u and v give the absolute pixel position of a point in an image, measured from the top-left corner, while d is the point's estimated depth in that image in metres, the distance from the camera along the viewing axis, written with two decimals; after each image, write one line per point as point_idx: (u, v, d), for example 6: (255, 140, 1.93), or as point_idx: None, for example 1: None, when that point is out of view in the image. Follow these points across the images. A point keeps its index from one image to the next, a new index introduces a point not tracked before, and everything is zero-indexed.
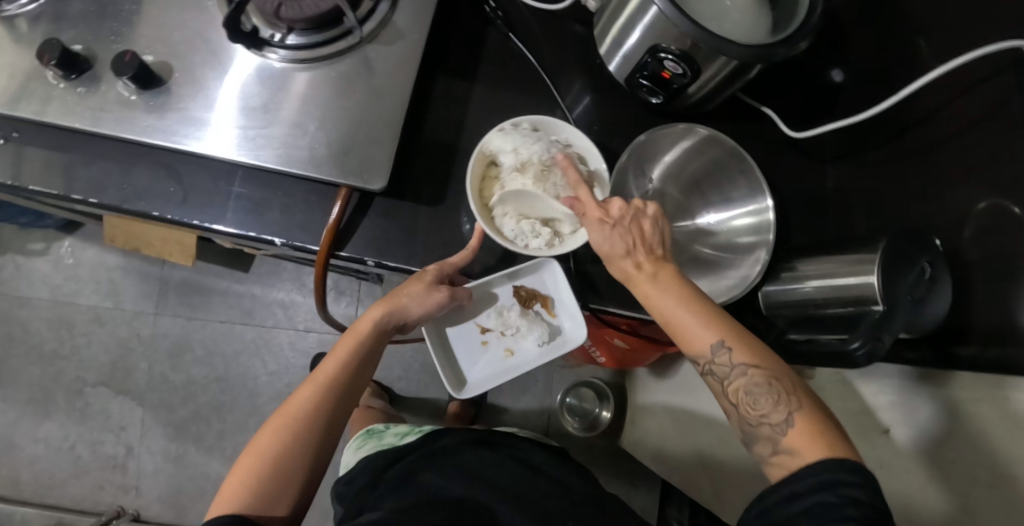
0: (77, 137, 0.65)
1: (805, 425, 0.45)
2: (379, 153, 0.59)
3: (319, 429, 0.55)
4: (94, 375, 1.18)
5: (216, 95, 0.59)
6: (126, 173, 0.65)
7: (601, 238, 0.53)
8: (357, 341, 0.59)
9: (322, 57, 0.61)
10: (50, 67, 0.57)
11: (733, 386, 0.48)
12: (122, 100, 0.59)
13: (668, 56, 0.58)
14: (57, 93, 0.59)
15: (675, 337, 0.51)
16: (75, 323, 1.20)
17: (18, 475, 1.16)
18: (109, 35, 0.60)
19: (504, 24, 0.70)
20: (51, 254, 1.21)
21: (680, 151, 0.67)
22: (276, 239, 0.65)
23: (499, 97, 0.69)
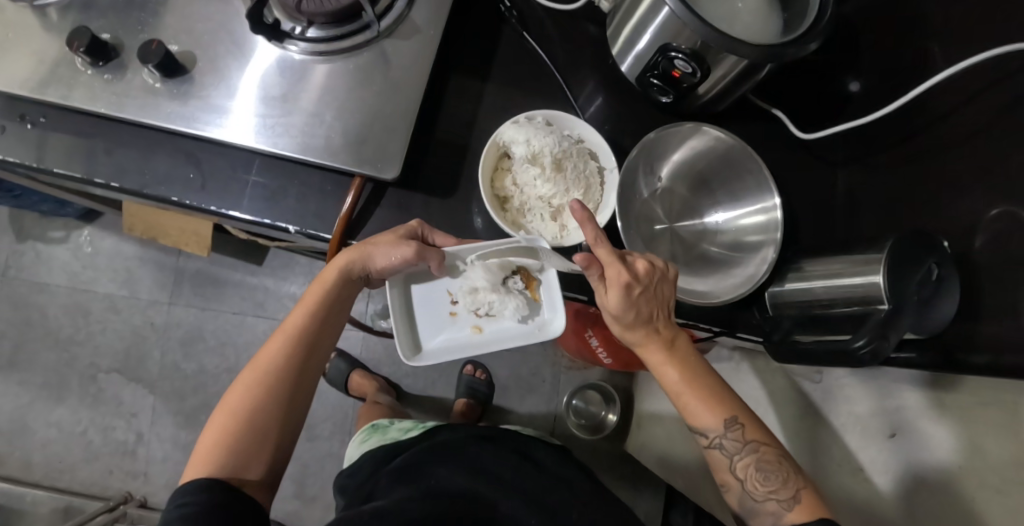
0: (102, 122, 0.68)
1: (807, 501, 0.52)
2: (393, 144, 0.61)
3: (289, 385, 0.56)
4: (108, 361, 1.21)
5: (236, 84, 0.61)
6: (147, 159, 0.67)
7: (625, 303, 0.52)
8: (322, 292, 0.59)
9: (340, 50, 0.62)
10: (79, 54, 0.59)
11: (742, 461, 0.54)
12: (147, 87, 0.61)
13: (678, 55, 0.59)
14: (84, 78, 0.61)
15: (694, 412, 0.54)
16: (91, 310, 1.22)
17: (31, 457, 1.19)
18: (135, 24, 0.62)
19: (518, 23, 0.71)
20: (71, 242, 1.24)
21: (689, 149, 0.68)
22: (290, 226, 0.66)
23: (512, 94, 0.70)
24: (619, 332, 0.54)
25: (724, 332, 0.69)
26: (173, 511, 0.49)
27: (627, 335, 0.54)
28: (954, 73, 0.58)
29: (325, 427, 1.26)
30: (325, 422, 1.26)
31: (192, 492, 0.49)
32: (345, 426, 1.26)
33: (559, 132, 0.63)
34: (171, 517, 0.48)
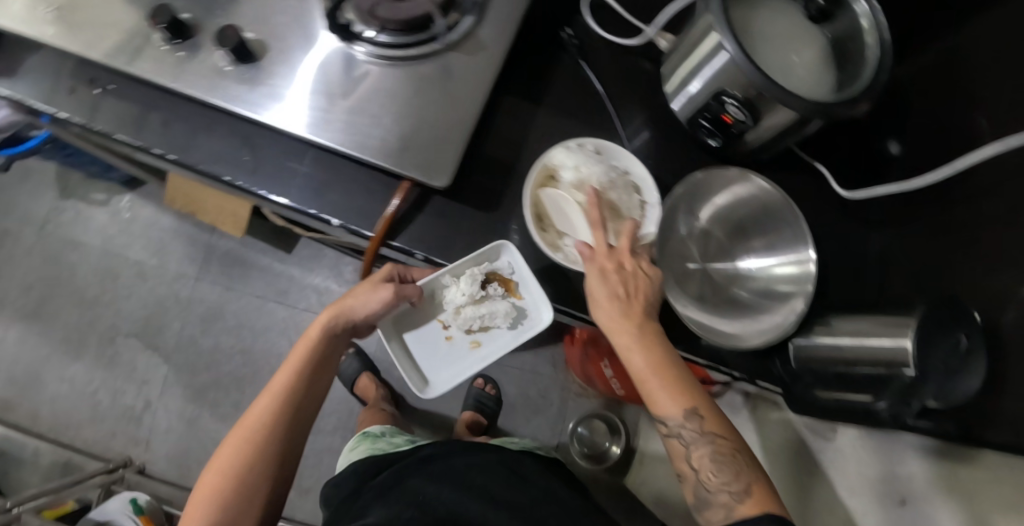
0: (169, 97, 0.71)
1: (758, 496, 0.49)
2: (444, 154, 0.63)
3: (277, 434, 0.59)
4: (128, 326, 1.23)
5: (303, 78, 0.64)
6: (206, 137, 0.70)
7: (601, 284, 0.57)
8: (308, 346, 0.62)
9: (404, 57, 0.64)
10: (160, 29, 0.62)
11: (695, 451, 0.52)
12: (217, 69, 0.64)
13: (732, 101, 0.61)
14: (160, 53, 0.64)
15: (653, 395, 0.53)
16: (120, 274, 1.25)
17: (39, 410, 1.21)
18: (215, 9, 0.65)
19: (577, 52, 0.73)
20: (111, 206, 1.28)
21: (732, 195, 0.68)
22: (334, 220, 0.68)
23: (563, 121, 0.72)
24: (597, 306, 0.57)
25: (744, 380, 0.70)
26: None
27: (605, 310, 0.56)
28: (1001, 147, 0.56)
29: (328, 420, 1.26)
30: (330, 416, 1.26)
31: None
32: (348, 423, 1.26)
33: (607, 161, 0.65)
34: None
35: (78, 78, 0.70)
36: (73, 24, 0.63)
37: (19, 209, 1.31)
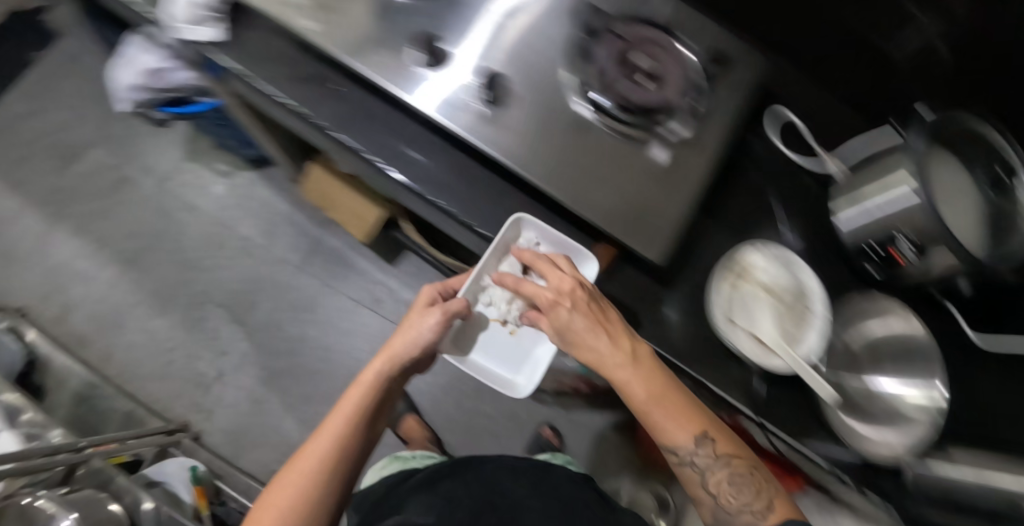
0: (394, 112, 0.75)
1: (783, 510, 0.56)
2: (659, 229, 0.64)
3: (334, 472, 0.62)
4: (219, 295, 1.26)
5: (537, 126, 0.66)
6: (423, 157, 0.73)
7: (578, 317, 0.61)
8: (363, 391, 0.66)
9: (629, 130, 0.67)
10: (421, 54, 0.67)
11: (715, 476, 0.58)
12: (460, 98, 0.66)
13: (903, 238, 0.66)
14: (408, 71, 0.67)
15: (660, 427, 0.58)
16: (224, 245, 1.29)
17: (112, 352, 1.24)
18: (465, 42, 0.69)
19: (763, 161, 0.78)
20: (232, 179, 1.33)
21: (885, 323, 0.73)
22: (537, 277, 0.74)
23: (742, 218, 0.76)
24: (595, 345, 0.59)
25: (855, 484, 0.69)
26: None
27: (572, 317, 0.61)
28: None
29: None
30: None
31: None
32: None
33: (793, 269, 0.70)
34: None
35: (307, 70, 0.76)
36: (336, 30, 0.68)
37: (144, 160, 1.37)
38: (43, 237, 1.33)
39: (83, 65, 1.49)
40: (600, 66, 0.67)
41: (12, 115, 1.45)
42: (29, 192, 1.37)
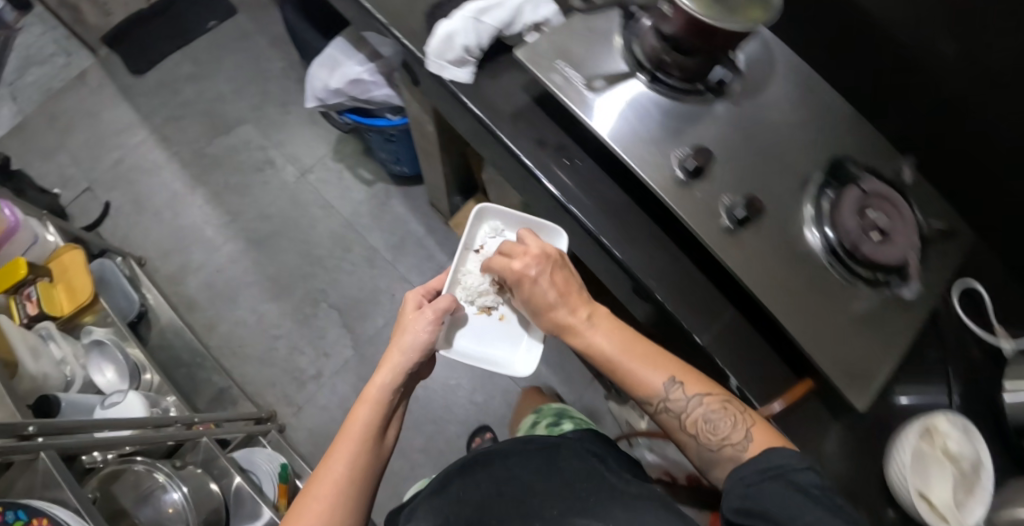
0: (627, 196, 0.72)
1: (761, 437, 0.56)
2: (875, 375, 0.65)
3: (350, 492, 0.58)
4: (335, 297, 1.28)
5: (776, 249, 0.66)
6: (651, 249, 0.70)
7: (539, 284, 0.65)
8: (367, 411, 0.61)
9: (855, 274, 0.67)
10: (685, 164, 0.65)
11: (692, 416, 0.59)
12: (716, 213, 0.65)
13: None
14: (671, 173, 0.65)
15: (634, 377, 0.60)
16: (351, 249, 1.31)
17: (218, 322, 1.27)
18: (725, 156, 0.68)
19: (953, 329, 0.75)
20: (374, 188, 1.36)
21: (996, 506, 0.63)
22: (733, 380, 0.68)
23: (924, 374, 0.73)
24: (520, 262, 0.66)
25: None
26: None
27: (543, 287, 0.65)
28: None
29: None
30: None
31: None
32: None
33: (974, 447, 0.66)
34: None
35: (545, 134, 0.75)
36: (607, 119, 0.67)
37: (291, 147, 1.43)
38: (180, 197, 1.40)
39: (255, 45, 1.58)
40: (839, 210, 0.66)
41: (180, 77, 1.54)
42: (177, 150, 1.45)
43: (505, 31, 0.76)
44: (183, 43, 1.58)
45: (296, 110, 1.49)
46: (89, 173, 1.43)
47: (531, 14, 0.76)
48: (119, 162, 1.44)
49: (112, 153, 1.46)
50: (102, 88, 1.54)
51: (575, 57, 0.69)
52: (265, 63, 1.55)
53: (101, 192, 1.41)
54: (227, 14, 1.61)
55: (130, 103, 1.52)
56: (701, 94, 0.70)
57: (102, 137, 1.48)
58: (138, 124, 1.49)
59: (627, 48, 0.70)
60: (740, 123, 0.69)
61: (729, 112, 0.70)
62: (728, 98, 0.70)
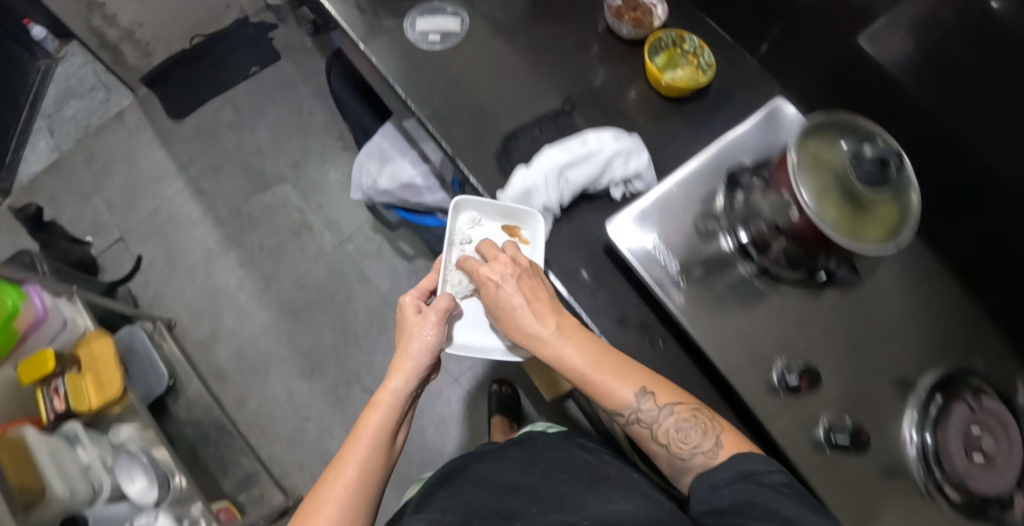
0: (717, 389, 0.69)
1: (729, 438, 0.56)
2: None
3: (362, 501, 0.57)
4: (368, 379, 1.24)
5: (872, 466, 0.63)
6: None
7: (512, 284, 0.64)
8: (378, 417, 0.62)
9: (955, 497, 0.62)
10: (789, 375, 0.65)
11: (663, 426, 0.58)
12: (815, 431, 0.63)
13: None
14: (776, 387, 0.64)
15: (605, 391, 0.59)
16: (387, 328, 1.28)
17: (246, 397, 1.23)
18: (833, 370, 0.66)
19: None
20: (413, 264, 1.34)
21: None
22: None
23: None
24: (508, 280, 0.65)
25: None
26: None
27: (515, 296, 0.63)
28: None
29: None
30: None
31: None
32: None
33: None
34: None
35: (625, 309, 0.71)
36: (707, 319, 0.66)
37: (330, 211, 1.41)
38: (213, 256, 1.36)
39: (297, 94, 1.55)
40: (943, 435, 0.63)
41: (220, 124, 1.51)
42: (213, 205, 1.42)
43: (589, 186, 0.75)
44: (225, 88, 1.55)
45: (337, 168, 1.46)
46: (122, 223, 1.40)
47: (620, 169, 0.74)
48: (153, 213, 1.41)
49: (147, 202, 1.42)
50: (140, 131, 1.51)
51: (671, 241, 0.68)
52: (308, 115, 1.52)
53: (133, 244, 1.38)
54: (270, 59, 1.58)
55: (169, 150, 1.49)
56: (805, 288, 0.68)
57: (137, 184, 1.44)
58: (176, 173, 1.46)
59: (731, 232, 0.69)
60: (848, 325, 0.68)
61: (836, 310, 0.68)
62: (838, 295, 0.69)
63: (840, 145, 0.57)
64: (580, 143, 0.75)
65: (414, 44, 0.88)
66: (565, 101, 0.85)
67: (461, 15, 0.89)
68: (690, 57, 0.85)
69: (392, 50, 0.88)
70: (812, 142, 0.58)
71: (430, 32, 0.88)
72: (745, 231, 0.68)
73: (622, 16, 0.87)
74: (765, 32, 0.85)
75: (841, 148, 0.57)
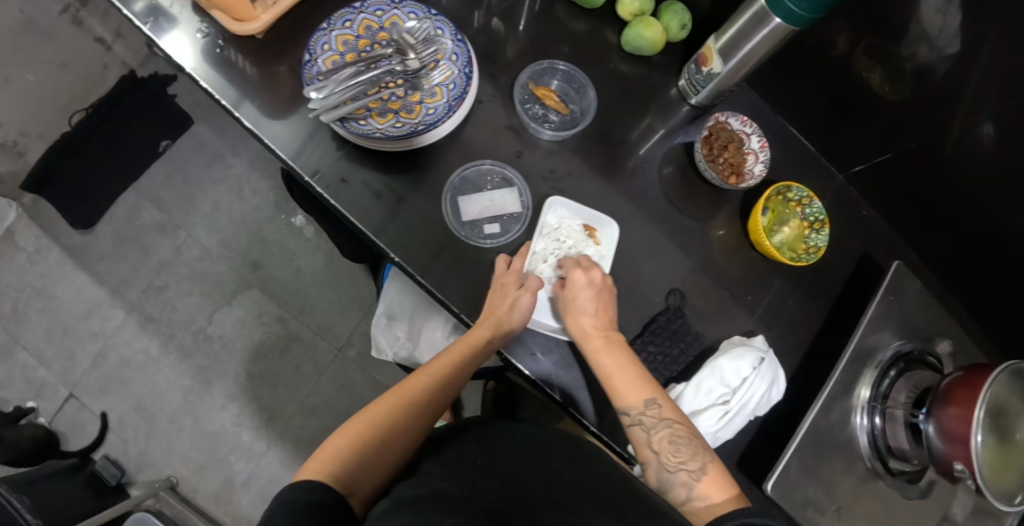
0: None
1: (715, 474, 0.58)
2: None
3: (423, 411, 0.64)
4: None
5: None
6: None
7: (579, 280, 0.69)
8: (461, 350, 0.68)
9: None
10: None
11: (658, 436, 0.61)
12: None
13: None
14: None
15: (619, 390, 0.64)
16: None
17: None
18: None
19: None
20: None
21: None
22: None
23: None
24: (577, 273, 0.70)
25: None
26: (280, 502, 0.49)
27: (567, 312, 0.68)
28: None
29: None
30: None
31: (298, 491, 0.51)
32: None
33: None
34: (274, 507, 0.49)
35: None
36: None
37: (316, 316, 1.27)
38: (195, 395, 1.21)
39: (229, 172, 1.27)
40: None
41: (147, 227, 1.23)
42: (172, 337, 1.22)
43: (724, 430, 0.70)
44: (133, 177, 1.25)
45: (306, 262, 1.27)
46: (66, 377, 1.18)
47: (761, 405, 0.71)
48: (100, 358, 1.20)
49: (89, 345, 1.20)
50: (42, 251, 1.20)
51: (805, 465, 0.69)
52: (252, 198, 1.27)
53: (91, 400, 1.18)
54: (180, 126, 1.26)
55: (89, 271, 1.21)
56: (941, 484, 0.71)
57: (67, 325, 1.20)
58: (112, 301, 1.21)
59: (852, 442, 0.71)
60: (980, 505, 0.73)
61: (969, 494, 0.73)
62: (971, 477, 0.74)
63: None
64: (734, 390, 0.69)
65: (467, 238, 0.74)
66: (640, 287, 0.76)
67: (517, 184, 0.77)
68: (793, 204, 0.80)
69: (428, 245, 0.73)
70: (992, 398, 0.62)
71: (485, 223, 0.74)
72: (880, 420, 0.71)
73: (716, 159, 0.78)
74: (867, 157, 0.84)
75: None
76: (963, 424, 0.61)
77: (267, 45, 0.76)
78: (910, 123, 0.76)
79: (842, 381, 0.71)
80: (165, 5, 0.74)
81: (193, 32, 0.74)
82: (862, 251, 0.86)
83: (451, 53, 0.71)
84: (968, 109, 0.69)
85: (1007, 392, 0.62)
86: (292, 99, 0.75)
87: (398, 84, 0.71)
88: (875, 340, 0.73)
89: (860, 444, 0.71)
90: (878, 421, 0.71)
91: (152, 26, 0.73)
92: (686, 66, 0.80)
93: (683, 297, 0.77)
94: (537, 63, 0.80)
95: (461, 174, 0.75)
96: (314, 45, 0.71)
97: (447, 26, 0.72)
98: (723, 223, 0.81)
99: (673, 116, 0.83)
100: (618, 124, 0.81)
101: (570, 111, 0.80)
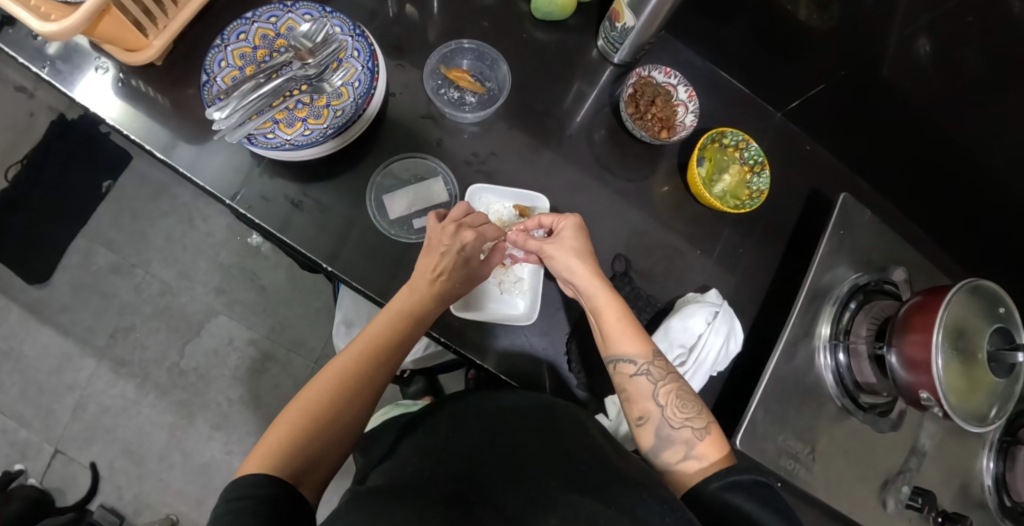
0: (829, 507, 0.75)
1: (715, 434, 0.58)
2: None
3: (363, 386, 0.58)
4: None
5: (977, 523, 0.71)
6: None
7: (571, 233, 0.68)
8: (396, 318, 0.61)
9: None
10: (914, 499, 0.68)
11: (665, 387, 0.60)
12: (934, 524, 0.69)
13: None
14: (898, 496, 0.69)
15: (621, 337, 0.62)
16: None
17: None
18: (953, 478, 0.71)
19: None
20: None
21: None
22: None
23: None
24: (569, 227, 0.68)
25: None
26: (225, 504, 0.45)
27: (564, 257, 0.66)
28: None
29: None
30: None
31: (245, 489, 0.46)
32: None
33: None
34: (219, 512, 0.45)
35: None
36: (839, 476, 0.68)
37: (289, 332, 1.26)
38: (180, 431, 1.20)
39: (177, 202, 1.24)
40: (1017, 474, 0.70)
41: (104, 273, 1.22)
42: (147, 377, 1.21)
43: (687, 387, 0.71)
44: (80, 224, 1.20)
45: (268, 279, 1.26)
46: (48, 434, 1.17)
47: (722, 357, 0.72)
48: (79, 409, 1.19)
49: (65, 399, 1.19)
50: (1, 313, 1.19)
51: (772, 417, 0.67)
52: (204, 225, 1.25)
53: (77, 452, 1.18)
54: (120, 165, 1.22)
55: (52, 325, 1.20)
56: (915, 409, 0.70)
57: (39, 383, 1.18)
58: (81, 352, 1.20)
59: (819, 386, 0.70)
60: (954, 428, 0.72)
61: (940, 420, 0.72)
62: None
63: (986, 323, 0.60)
64: (692, 349, 0.70)
65: (398, 237, 0.73)
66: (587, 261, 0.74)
67: (442, 174, 0.75)
68: (731, 150, 0.79)
69: (361, 254, 0.72)
70: (953, 319, 0.59)
71: (414, 218, 0.74)
72: (844, 356, 0.69)
73: (644, 116, 0.76)
74: (801, 91, 0.81)
75: (988, 330, 0.60)
76: (923, 349, 0.59)
77: (169, 70, 0.72)
78: (840, 53, 0.73)
79: (800, 324, 0.70)
80: (57, 45, 0.70)
81: (92, 70, 0.71)
82: (810, 187, 0.84)
83: (353, 49, 0.69)
84: (899, 28, 0.66)
85: (964, 311, 0.60)
86: (202, 121, 0.72)
87: (302, 90, 0.68)
88: (830, 278, 0.71)
89: (829, 384, 0.70)
90: (843, 358, 0.69)
91: (49, 71, 0.69)
92: (602, 25, 0.76)
93: (629, 261, 0.76)
94: (444, 45, 0.76)
95: (384, 169, 0.74)
96: (210, 64, 0.68)
97: (344, 23, 0.69)
98: (664, 180, 0.79)
99: (599, 77, 0.80)
100: (543, 95, 0.78)
101: (488, 89, 0.78)
